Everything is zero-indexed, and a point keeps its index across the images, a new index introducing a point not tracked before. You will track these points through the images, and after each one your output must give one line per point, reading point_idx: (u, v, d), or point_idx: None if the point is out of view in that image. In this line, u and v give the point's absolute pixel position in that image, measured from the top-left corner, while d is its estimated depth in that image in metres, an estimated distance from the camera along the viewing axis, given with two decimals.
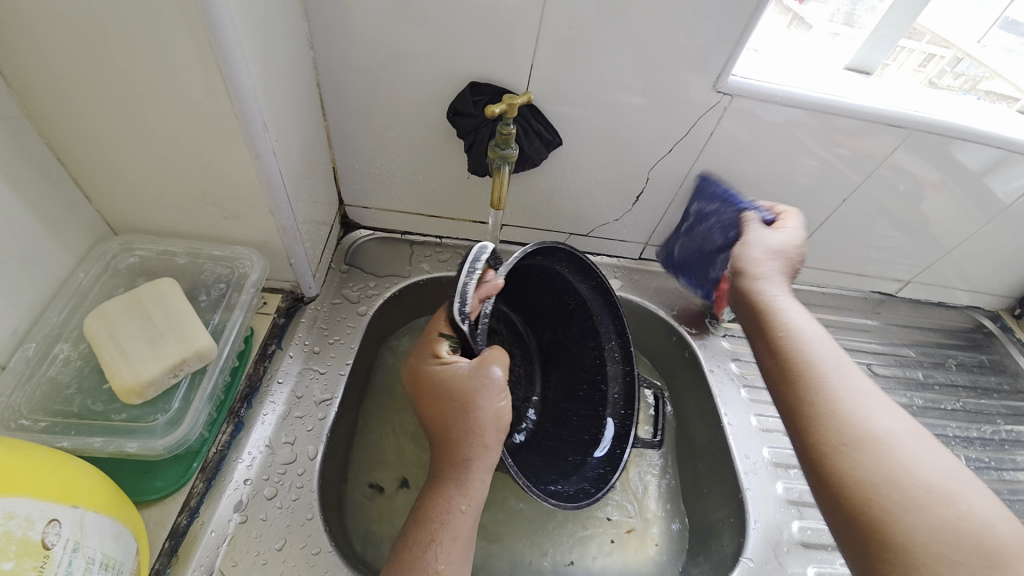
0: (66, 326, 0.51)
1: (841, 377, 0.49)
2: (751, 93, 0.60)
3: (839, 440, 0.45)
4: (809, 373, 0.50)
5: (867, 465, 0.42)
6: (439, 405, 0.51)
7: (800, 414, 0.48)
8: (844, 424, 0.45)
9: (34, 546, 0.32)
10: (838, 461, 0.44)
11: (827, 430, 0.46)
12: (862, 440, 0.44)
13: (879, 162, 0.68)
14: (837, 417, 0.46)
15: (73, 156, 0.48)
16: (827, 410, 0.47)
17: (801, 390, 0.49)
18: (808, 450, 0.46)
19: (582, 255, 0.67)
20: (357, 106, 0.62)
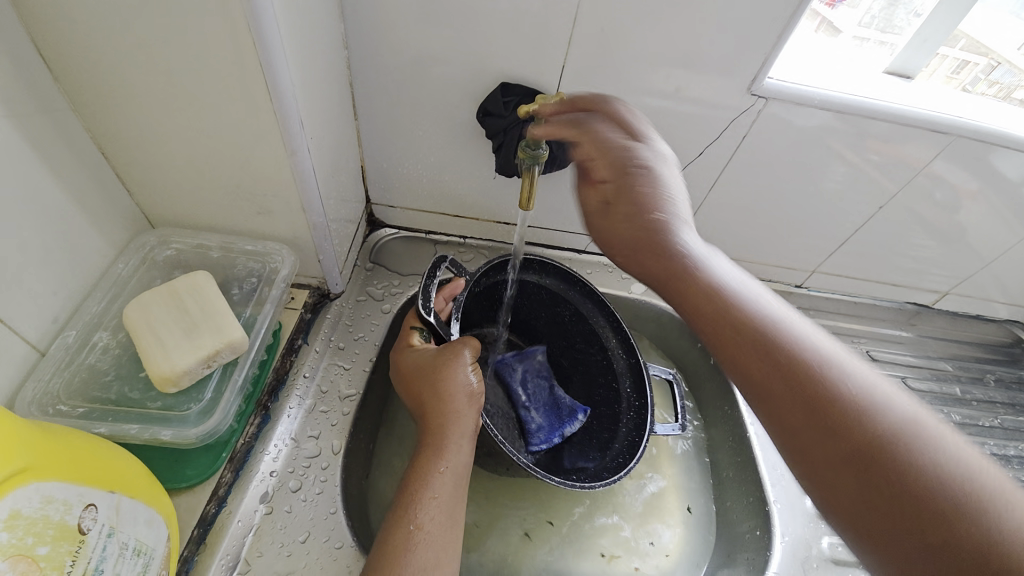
0: (104, 316, 0.52)
1: (839, 363, 0.39)
2: (786, 95, 0.58)
3: (883, 457, 0.34)
4: (807, 371, 0.39)
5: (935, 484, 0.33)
6: (413, 382, 0.53)
7: (821, 435, 0.37)
8: (876, 429, 0.35)
9: (70, 530, 0.32)
10: (899, 491, 0.33)
11: (869, 450, 0.35)
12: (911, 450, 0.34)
13: (916, 171, 0.66)
14: (867, 423, 0.36)
15: (116, 149, 0.50)
16: (854, 417, 0.36)
17: (810, 397, 0.38)
18: (846, 479, 0.35)
19: (557, 264, 0.69)
20: (387, 106, 0.63)
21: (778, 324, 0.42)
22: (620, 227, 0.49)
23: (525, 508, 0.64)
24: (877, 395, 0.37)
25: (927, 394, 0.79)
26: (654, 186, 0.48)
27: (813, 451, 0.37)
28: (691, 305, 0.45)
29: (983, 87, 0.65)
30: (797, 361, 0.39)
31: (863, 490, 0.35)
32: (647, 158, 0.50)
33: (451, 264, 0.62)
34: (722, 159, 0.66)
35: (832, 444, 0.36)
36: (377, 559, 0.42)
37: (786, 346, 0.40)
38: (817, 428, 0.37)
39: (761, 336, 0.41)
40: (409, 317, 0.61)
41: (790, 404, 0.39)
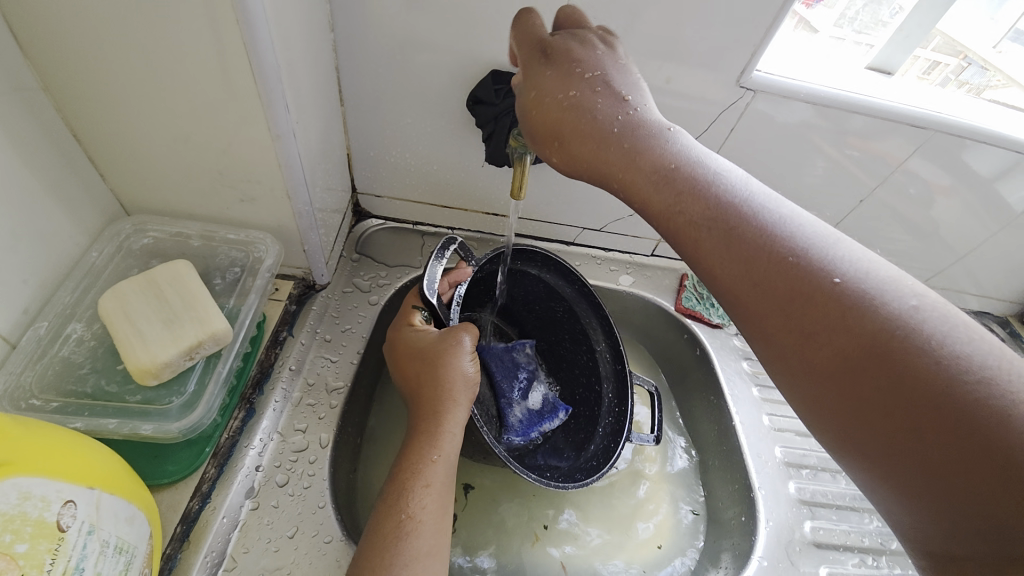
0: (78, 306, 0.50)
1: (838, 259, 0.36)
2: (774, 88, 0.59)
3: (894, 360, 0.32)
4: (803, 273, 0.36)
5: (950, 380, 0.31)
6: (411, 364, 0.53)
7: (822, 343, 0.35)
8: (884, 329, 0.33)
9: (49, 528, 0.31)
10: (911, 395, 0.32)
11: (874, 353, 0.33)
12: (921, 345, 0.32)
13: (893, 168, 0.68)
14: (873, 323, 0.33)
15: (89, 131, 0.47)
16: (859, 320, 0.34)
17: (810, 304, 0.36)
18: (854, 389, 0.34)
19: (560, 259, 0.67)
20: (373, 91, 0.61)
21: (772, 221, 0.39)
22: (553, 137, 0.44)
23: (514, 499, 0.64)
24: (882, 289, 0.34)
25: None
26: (597, 68, 0.44)
27: (814, 363, 0.36)
28: (670, 215, 0.41)
29: (959, 85, 0.66)
30: (792, 265, 0.37)
31: (871, 397, 0.33)
32: (570, 47, 0.44)
33: (459, 248, 0.61)
34: (710, 151, 0.67)
35: (835, 353, 0.35)
36: (368, 547, 0.42)
37: (780, 248, 0.37)
38: (820, 337, 0.35)
39: (753, 242, 0.38)
40: (412, 296, 0.60)
41: (787, 315, 0.37)
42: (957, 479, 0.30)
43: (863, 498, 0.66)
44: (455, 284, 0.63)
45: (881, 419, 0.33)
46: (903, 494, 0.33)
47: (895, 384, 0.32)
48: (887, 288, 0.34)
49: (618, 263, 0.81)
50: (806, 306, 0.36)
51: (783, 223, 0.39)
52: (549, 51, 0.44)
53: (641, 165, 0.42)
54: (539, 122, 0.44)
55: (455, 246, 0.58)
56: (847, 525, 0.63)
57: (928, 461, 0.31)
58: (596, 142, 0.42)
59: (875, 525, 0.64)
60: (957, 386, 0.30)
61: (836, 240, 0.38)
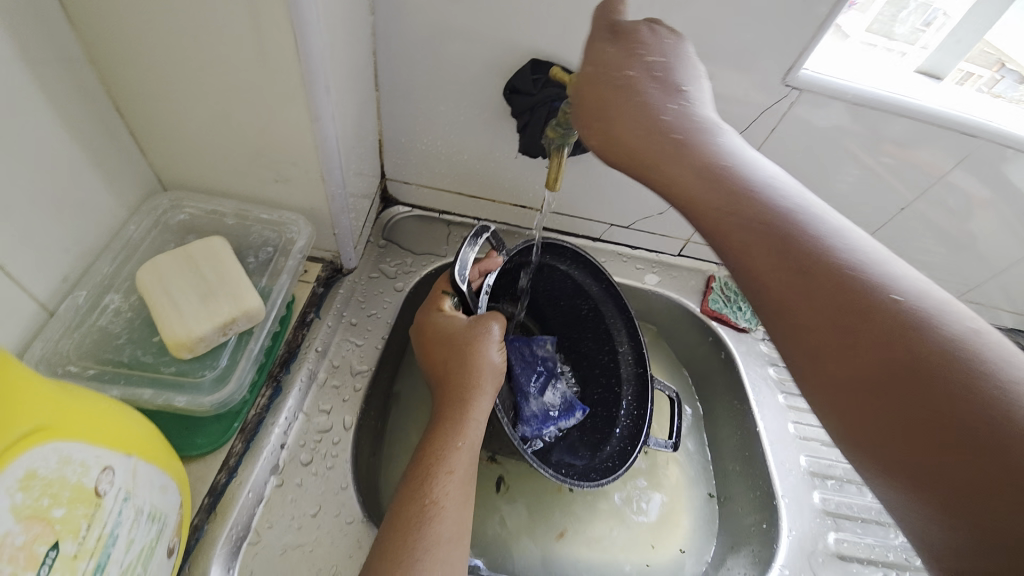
0: (115, 278, 0.51)
1: (877, 264, 0.35)
2: (820, 88, 0.57)
3: (936, 370, 0.31)
4: (841, 274, 0.35)
5: (992, 397, 0.29)
6: (440, 349, 0.53)
7: (856, 347, 0.33)
8: (925, 338, 0.32)
9: (86, 493, 0.31)
10: (949, 409, 0.30)
11: (913, 361, 0.31)
12: (962, 358, 0.30)
13: (934, 178, 0.66)
14: (913, 331, 0.32)
15: (132, 105, 0.48)
16: (900, 327, 0.32)
17: (847, 307, 0.34)
18: (888, 398, 0.32)
19: (591, 257, 0.67)
20: (408, 77, 0.60)
21: (811, 220, 0.37)
22: (596, 112, 0.42)
23: (532, 493, 0.64)
24: (921, 299, 0.33)
25: None
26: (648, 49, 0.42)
27: (844, 368, 0.34)
28: (703, 204, 0.39)
29: (1001, 97, 0.63)
30: (831, 265, 0.35)
31: (905, 408, 0.31)
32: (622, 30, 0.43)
33: (492, 237, 0.61)
34: None
35: (870, 359, 0.33)
36: (390, 529, 0.41)
37: (819, 254, 0.35)
38: (854, 342, 0.33)
39: (791, 239, 0.36)
40: (441, 282, 0.59)
41: (820, 316, 0.35)
42: (986, 506, 0.28)
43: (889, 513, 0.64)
44: (485, 273, 0.61)
45: (912, 432, 0.31)
46: (926, 519, 0.31)
47: (934, 395, 0.30)
48: (927, 298, 0.33)
49: (644, 262, 0.80)
50: (842, 308, 0.34)
51: (825, 230, 0.37)
52: (616, 31, 0.43)
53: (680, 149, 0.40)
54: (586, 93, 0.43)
55: (487, 235, 0.58)
56: (872, 539, 0.62)
57: (962, 487, 0.29)
58: (641, 118, 0.41)
59: (900, 541, 0.63)
60: (1000, 403, 0.29)
61: (877, 251, 0.36)
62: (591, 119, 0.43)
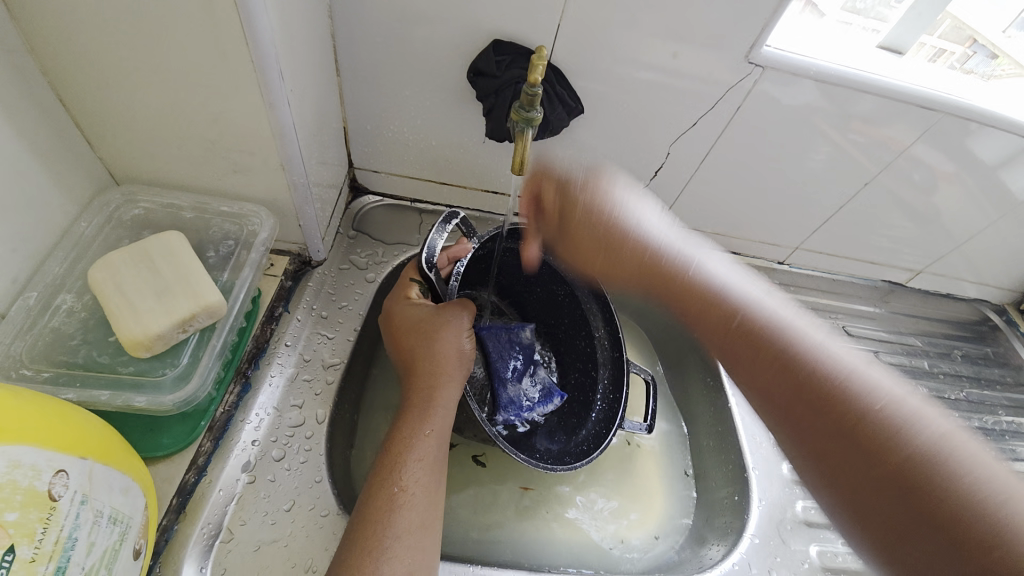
0: (69, 277, 0.49)
1: (846, 363, 0.44)
2: (783, 65, 0.57)
3: (884, 442, 0.40)
4: (809, 365, 0.44)
5: (928, 467, 0.38)
6: (407, 338, 0.52)
7: (822, 423, 0.43)
8: (874, 415, 0.41)
9: (40, 497, 0.30)
10: (898, 477, 0.39)
11: (865, 436, 0.41)
12: (907, 436, 0.39)
13: (897, 153, 0.67)
14: (865, 410, 0.41)
15: (74, 95, 0.45)
16: (854, 407, 0.42)
17: (822, 401, 0.43)
18: (859, 474, 0.41)
19: None
20: (369, 60, 0.59)
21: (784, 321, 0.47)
22: (580, 243, 0.59)
23: (511, 477, 0.65)
24: (875, 385, 0.42)
25: (899, 367, 0.81)
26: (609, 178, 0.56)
27: (812, 439, 0.44)
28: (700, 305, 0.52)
29: (970, 71, 0.63)
30: (800, 357, 0.45)
31: (861, 473, 0.41)
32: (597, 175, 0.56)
33: (460, 223, 0.60)
34: (714, 133, 0.65)
35: (833, 434, 0.42)
36: (359, 519, 0.41)
37: (798, 357, 0.45)
38: (831, 429, 0.42)
39: (767, 337, 0.47)
40: (409, 269, 0.58)
41: (795, 398, 0.45)
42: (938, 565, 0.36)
43: None
44: (454, 260, 0.64)
45: (870, 494, 0.40)
46: None
47: (882, 465, 0.40)
48: (878, 385, 0.42)
49: None
50: (810, 394, 0.44)
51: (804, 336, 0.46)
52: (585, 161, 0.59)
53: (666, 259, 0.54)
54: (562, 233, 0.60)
55: (457, 221, 0.57)
56: None
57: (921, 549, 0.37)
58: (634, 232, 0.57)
59: None
60: (934, 472, 0.38)
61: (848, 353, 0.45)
62: (582, 245, 0.59)
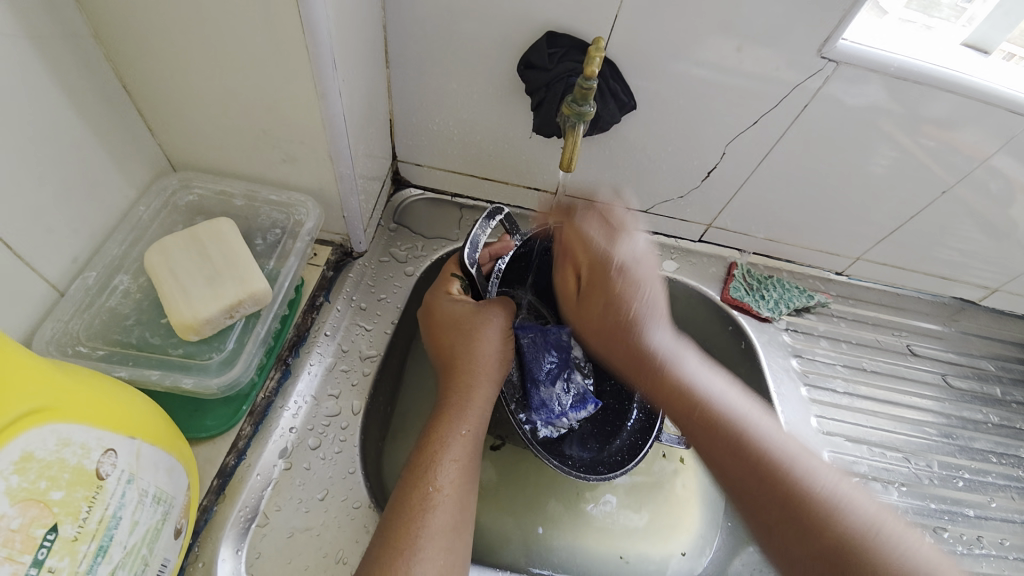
0: (126, 259, 0.51)
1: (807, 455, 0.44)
2: (859, 60, 0.53)
3: (829, 525, 0.39)
4: (762, 445, 0.44)
5: (851, 532, 0.39)
6: (446, 334, 0.51)
7: (765, 489, 0.42)
8: (817, 497, 0.41)
9: (87, 475, 0.31)
10: (819, 527, 0.39)
11: (810, 518, 0.40)
12: (847, 523, 0.40)
13: (976, 163, 0.61)
14: (809, 493, 0.41)
15: (137, 82, 0.47)
16: (801, 492, 0.41)
17: (792, 494, 0.41)
18: None
19: None
20: (418, 52, 0.58)
21: (738, 403, 0.48)
22: (591, 306, 0.56)
23: (543, 481, 0.63)
24: (818, 468, 0.43)
25: (967, 393, 0.74)
26: (637, 264, 0.56)
27: (780, 535, 0.41)
28: (665, 385, 0.50)
29: None
30: (751, 441, 0.44)
31: (811, 556, 0.39)
32: (615, 223, 0.59)
33: (505, 220, 0.60)
34: (773, 134, 0.61)
35: (783, 514, 0.41)
36: (391, 515, 0.41)
37: (771, 448, 0.44)
38: (802, 525, 0.40)
39: (724, 419, 0.46)
40: (450, 264, 0.57)
41: (751, 479, 0.43)
42: None
43: (915, 513, 0.64)
44: (494, 257, 0.63)
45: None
46: None
47: (829, 550, 0.39)
48: (820, 468, 0.43)
49: (663, 248, 0.77)
50: (763, 479, 0.43)
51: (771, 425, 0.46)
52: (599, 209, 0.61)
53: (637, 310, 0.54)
54: (581, 275, 0.58)
55: (500, 218, 0.56)
56: None
57: None
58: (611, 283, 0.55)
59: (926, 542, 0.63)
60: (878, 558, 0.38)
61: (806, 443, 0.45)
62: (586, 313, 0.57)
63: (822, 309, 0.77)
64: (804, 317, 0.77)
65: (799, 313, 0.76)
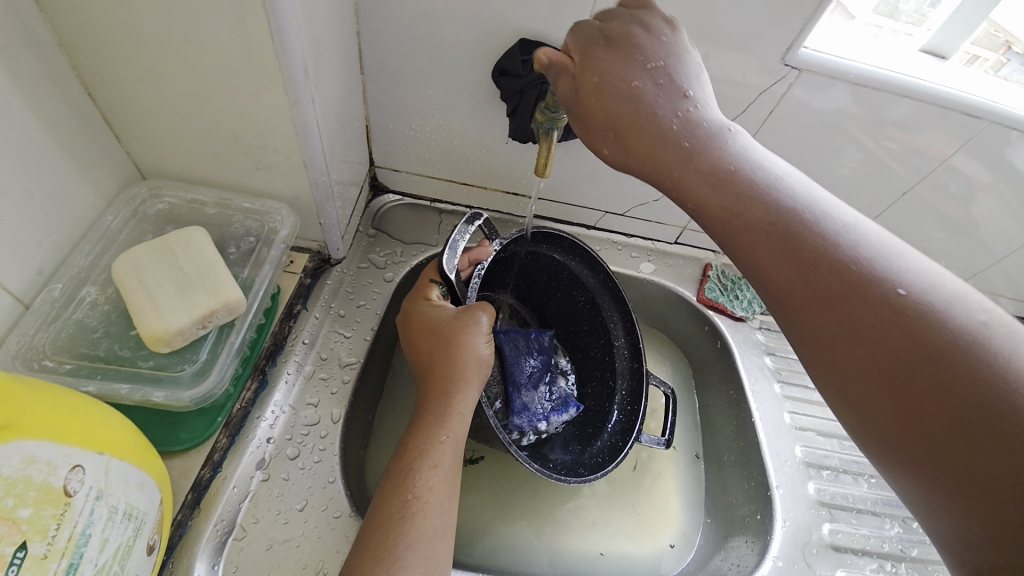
0: (93, 270, 0.49)
1: (887, 259, 0.35)
2: (821, 68, 0.55)
3: (913, 332, 0.33)
4: (830, 252, 0.36)
5: (931, 334, 0.32)
6: (425, 340, 0.51)
7: (825, 289, 0.35)
8: (899, 305, 0.33)
9: (55, 493, 0.30)
10: (887, 326, 0.33)
11: (878, 316, 0.34)
12: (935, 327, 0.32)
13: (935, 164, 0.63)
14: (891, 301, 0.34)
15: (105, 91, 0.46)
16: (875, 297, 0.34)
17: (857, 300, 0.34)
18: (896, 383, 0.33)
19: (589, 248, 0.64)
20: (393, 59, 0.58)
21: (797, 202, 0.38)
22: (599, 111, 0.41)
23: (524, 485, 0.63)
24: (899, 274, 0.35)
25: None
26: (664, 51, 0.41)
27: (839, 342, 0.35)
28: (702, 197, 0.40)
29: (1007, 78, 0.60)
30: (815, 248, 0.36)
31: (886, 368, 0.33)
32: (642, 24, 0.42)
33: (484, 225, 0.59)
34: None
35: (853, 326, 0.34)
36: (372, 525, 0.41)
37: (839, 253, 0.36)
38: (864, 330, 0.34)
39: (781, 225, 0.37)
40: (430, 270, 0.58)
41: (812, 291, 0.36)
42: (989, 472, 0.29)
43: (884, 504, 0.65)
44: (475, 262, 0.62)
45: (889, 391, 0.33)
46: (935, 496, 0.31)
47: (910, 358, 0.32)
48: (905, 270, 0.35)
49: (640, 250, 0.78)
50: (829, 294, 0.35)
51: (842, 227, 0.37)
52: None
53: (663, 113, 0.40)
54: (583, 88, 0.41)
55: (479, 223, 0.56)
56: (867, 530, 0.63)
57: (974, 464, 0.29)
58: (621, 74, 0.40)
59: (896, 531, 0.63)
60: (973, 361, 0.31)
61: (890, 244, 0.36)
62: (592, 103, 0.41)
63: None
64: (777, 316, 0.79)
65: None
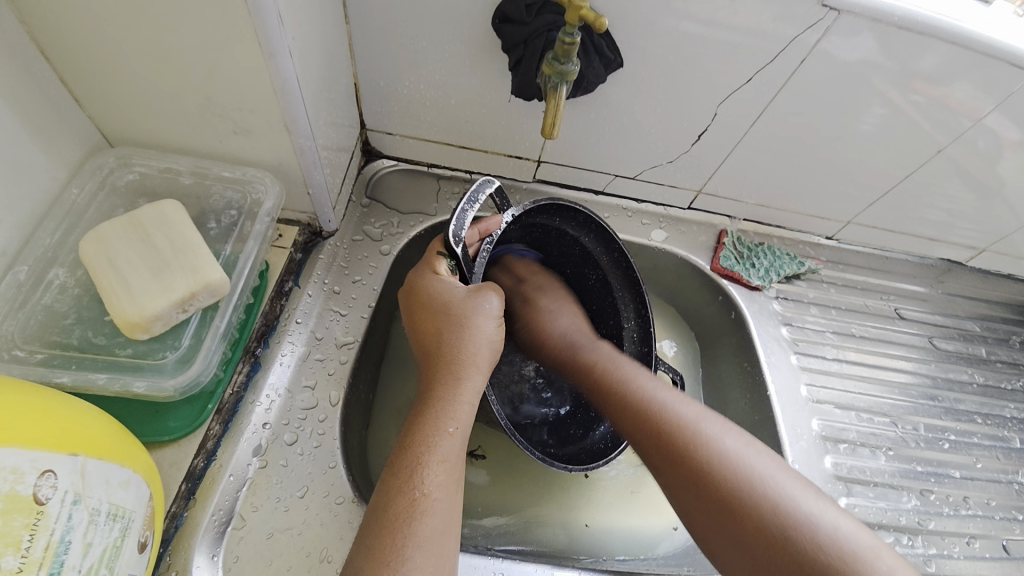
0: (61, 249, 0.45)
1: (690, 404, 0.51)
2: (863, 8, 0.49)
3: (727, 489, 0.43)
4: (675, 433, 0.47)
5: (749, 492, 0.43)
6: (430, 322, 0.48)
7: (673, 455, 0.46)
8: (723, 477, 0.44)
9: (24, 502, 0.27)
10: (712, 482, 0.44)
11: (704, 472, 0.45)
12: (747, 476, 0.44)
13: (971, 122, 0.58)
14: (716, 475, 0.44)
15: (53, 45, 0.40)
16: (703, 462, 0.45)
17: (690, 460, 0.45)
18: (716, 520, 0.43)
19: (602, 221, 0.59)
20: (379, 6, 0.52)
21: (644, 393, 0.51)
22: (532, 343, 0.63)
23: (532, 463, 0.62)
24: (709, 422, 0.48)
25: (953, 354, 0.75)
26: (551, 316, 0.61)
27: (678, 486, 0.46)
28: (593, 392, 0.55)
29: None
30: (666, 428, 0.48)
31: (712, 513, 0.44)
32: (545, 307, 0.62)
33: (495, 194, 0.54)
34: (770, 92, 0.57)
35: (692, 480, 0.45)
36: (376, 523, 0.39)
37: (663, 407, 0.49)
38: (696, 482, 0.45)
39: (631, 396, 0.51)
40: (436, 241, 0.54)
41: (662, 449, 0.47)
42: None
43: (901, 476, 0.65)
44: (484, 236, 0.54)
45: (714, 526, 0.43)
46: None
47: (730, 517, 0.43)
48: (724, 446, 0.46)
49: (651, 216, 0.74)
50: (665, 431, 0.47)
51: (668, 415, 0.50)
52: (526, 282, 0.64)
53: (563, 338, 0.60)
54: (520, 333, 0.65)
55: (491, 190, 0.51)
56: (883, 503, 0.63)
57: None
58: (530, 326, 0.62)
59: (913, 504, 0.64)
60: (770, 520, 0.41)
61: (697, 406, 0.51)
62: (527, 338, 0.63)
63: (812, 276, 0.75)
64: (794, 285, 0.75)
65: (790, 280, 0.74)
